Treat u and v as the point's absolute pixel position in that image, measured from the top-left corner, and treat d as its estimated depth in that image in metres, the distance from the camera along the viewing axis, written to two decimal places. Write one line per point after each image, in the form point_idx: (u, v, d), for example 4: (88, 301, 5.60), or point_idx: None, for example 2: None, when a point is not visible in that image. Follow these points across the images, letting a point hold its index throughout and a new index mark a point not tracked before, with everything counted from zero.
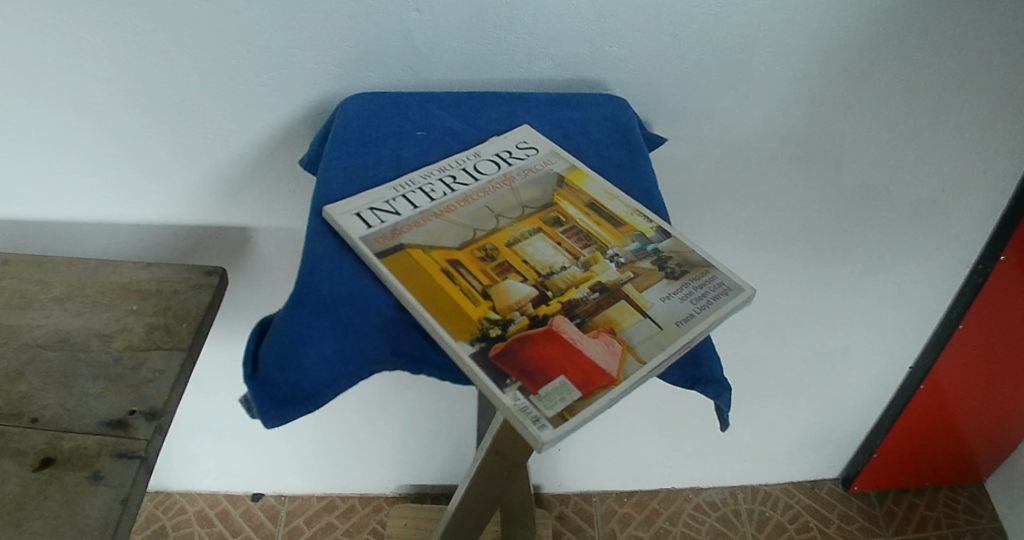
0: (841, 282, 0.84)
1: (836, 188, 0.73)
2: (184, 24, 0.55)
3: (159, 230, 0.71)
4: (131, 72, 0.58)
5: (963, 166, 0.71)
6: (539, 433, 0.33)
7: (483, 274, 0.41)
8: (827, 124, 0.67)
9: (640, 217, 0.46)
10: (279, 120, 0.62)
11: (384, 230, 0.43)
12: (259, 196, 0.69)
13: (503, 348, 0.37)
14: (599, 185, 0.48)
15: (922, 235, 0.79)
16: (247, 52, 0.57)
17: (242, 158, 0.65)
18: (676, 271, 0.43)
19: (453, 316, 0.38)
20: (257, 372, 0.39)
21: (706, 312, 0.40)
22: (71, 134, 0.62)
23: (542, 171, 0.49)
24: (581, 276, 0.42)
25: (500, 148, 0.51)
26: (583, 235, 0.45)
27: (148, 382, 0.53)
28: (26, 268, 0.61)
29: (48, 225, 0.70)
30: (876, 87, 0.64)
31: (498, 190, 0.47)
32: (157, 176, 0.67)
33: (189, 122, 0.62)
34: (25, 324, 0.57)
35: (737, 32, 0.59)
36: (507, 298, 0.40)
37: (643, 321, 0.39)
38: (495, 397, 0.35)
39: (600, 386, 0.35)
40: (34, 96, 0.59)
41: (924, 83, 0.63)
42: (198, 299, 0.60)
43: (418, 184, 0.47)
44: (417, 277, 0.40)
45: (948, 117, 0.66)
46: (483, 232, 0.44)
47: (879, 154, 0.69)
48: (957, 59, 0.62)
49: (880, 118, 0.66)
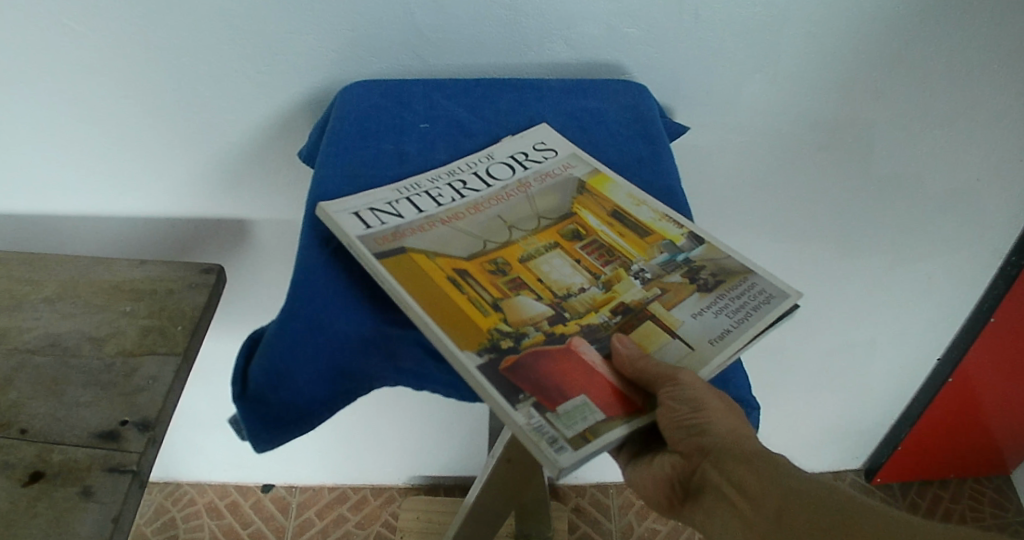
0: (870, 272, 0.80)
1: (866, 176, 0.68)
2: (171, 9, 0.52)
3: (156, 224, 0.68)
4: (114, 53, 0.54)
5: (1004, 152, 0.66)
6: (558, 457, 0.30)
7: (494, 288, 0.38)
8: (859, 109, 0.62)
9: (670, 224, 0.43)
10: (276, 109, 0.59)
11: (386, 231, 0.39)
12: (258, 188, 0.66)
13: (514, 361, 0.34)
14: (624, 189, 0.45)
15: (956, 223, 0.74)
16: (239, 40, 0.54)
17: (239, 149, 0.62)
18: (710, 282, 0.40)
19: (460, 327, 0.35)
20: (246, 390, 0.37)
21: (744, 327, 0.37)
22: (57, 124, 0.59)
23: (561, 176, 0.45)
24: (601, 298, 0.39)
25: (516, 151, 0.47)
26: (605, 250, 0.41)
27: (141, 390, 0.51)
28: (15, 266, 0.59)
29: (39, 220, 0.67)
30: (916, 68, 0.59)
31: (512, 198, 0.44)
32: (151, 170, 0.64)
33: (182, 112, 0.59)
34: (14, 327, 0.54)
35: (764, 10, 0.54)
36: (519, 314, 0.37)
37: (672, 342, 0.37)
38: (507, 414, 0.32)
39: (615, 414, 0.34)
40: (16, 86, 0.56)
41: (970, 62, 0.58)
42: (194, 299, 0.57)
43: (424, 188, 0.43)
44: (420, 282, 0.37)
45: (991, 100, 0.61)
46: (493, 244, 0.41)
47: (914, 141, 0.65)
48: (1007, 36, 0.56)
49: (916, 102, 0.61)
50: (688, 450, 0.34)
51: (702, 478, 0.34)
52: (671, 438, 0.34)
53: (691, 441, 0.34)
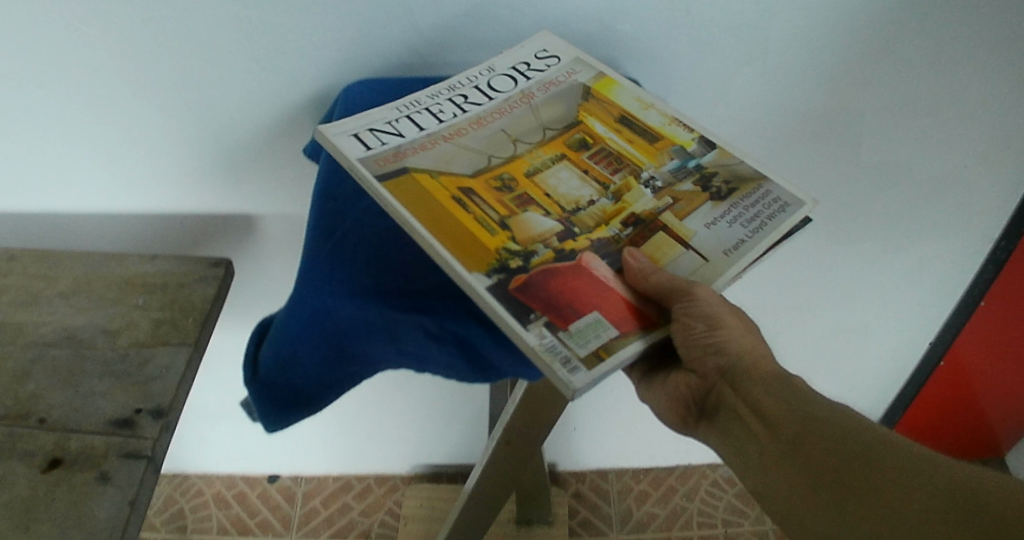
0: (863, 257, 0.81)
1: (857, 165, 0.70)
2: (178, 14, 0.53)
3: (163, 220, 0.70)
4: (124, 53, 0.56)
5: (993, 139, 0.67)
6: (570, 378, 0.33)
7: (500, 206, 0.41)
8: (850, 100, 0.64)
9: (679, 129, 0.46)
10: (281, 107, 0.60)
11: (386, 153, 0.42)
12: (263, 183, 0.67)
13: (525, 281, 0.37)
14: (630, 93, 0.48)
15: (946, 210, 0.75)
16: (244, 41, 0.55)
17: (244, 146, 0.64)
18: (722, 190, 0.43)
19: (467, 249, 0.38)
20: (258, 375, 0.44)
21: (758, 235, 0.41)
22: (67, 125, 0.61)
23: (565, 83, 0.48)
24: (611, 211, 0.42)
25: (518, 61, 0.49)
26: (613, 158, 0.45)
27: (154, 379, 0.53)
28: (28, 263, 0.60)
29: (50, 218, 0.69)
30: (903, 59, 0.60)
31: (515, 109, 0.46)
32: (158, 167, 0.65)
33: (189, 111, 0.61)
34: (31, 321, 0.56)
35: (757, 5, 0.56)
36: (530, 230, 0.40)
37: (685, 253, 0.41)
38: (520, 335, 0.35)
39: (627, 333, 0.37)
40: (26, 88, 0.58)
41: (960, 50, 0.60)
42: (204, 292, 0.59)
43: (424, 105, 0.46)
44: (423, 201, 0.40)
45: (978, 88, 0.63)
46: (498, 159, 0.43)
47: (903, 128, 0.66)
48: (994, 26, 0.58)
49: (906, 91, 0.63)
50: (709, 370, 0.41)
51: (719, 394, 0.41)
52: (694, 360, 0.41)
53: (713, 364, 0.41)
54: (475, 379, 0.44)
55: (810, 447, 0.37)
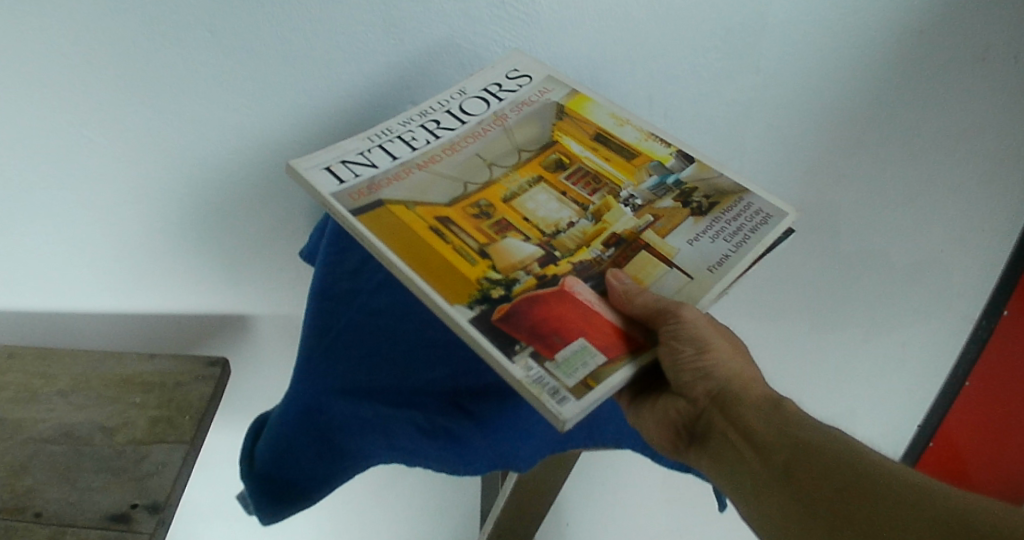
0: (846, 333, 0.88)
1: (833, 250, 0.78)
2: (200, 138, 0.55)
3: (162, 321, 0.71)
4: (139, 165, 0.56)
5: (967, 225, 0.77)
6: (560, 409, 0.35)
7: (480, 234, 0.43)
8: (824, 192, 0.73)
9: (655, 144, 0.49)
10: (289, 212, 0.65)
11: (360, 186, 0.43)
12: (263, 283, 0.71)
13: (506, 312, 0.39)
14: (604, 110, 0.50)
15: (930, 291, 0.84)
16: (261, 160, 0.59)
17: (247, 249, 0.67)
18: (703, 205, 0.46)
19: (446, 283, 0.39)
20: (256, 469, 0.52)
21: (742, 250, 0.43)
22: (67, 235, 0.60)
23: (538, 103, 0.49)
24: (591, 231, 0.44)
25: (490, 81, 0.50)
26: (591, 177, 0.47)
27: (150, 475, 0.53)
28: (28, 357, 0.60)
29: (39, 325, 0.67)
30: (873, 158, 0.70)
31: (489, 133, 0.48)
32: (162, 272, 0.66)
33: (199, 217, 0.62)
34: (29, 418, 0.55)
35: (730, 112, 0.65)
36: (511, 257, 0.42)
37: (670, 271, 0.43)
38: (506, 368, 0.36)
39: (613, 359, 0.39)
40: (29, 201, 0.56)
41: (916, 131, 0.68)
42: (201, 392, 0.60)
43: (397, 132, 0.47)
44: (400, 233, 0.41)
45: (946, 178, 0.72)
46: (474, 185, 0.45)
47: (879, 220, 0.76)
48: (949, 126, 0.68)
49: (878, 185, 0.73)
50: (699, 396, 0.44)
51: (709, 419, 0.43)
52: (684, 386, 0.44)
53: (703, 388, 0.43)
54: (454, 468, 0.53)
55: (800, 472, 0.39)
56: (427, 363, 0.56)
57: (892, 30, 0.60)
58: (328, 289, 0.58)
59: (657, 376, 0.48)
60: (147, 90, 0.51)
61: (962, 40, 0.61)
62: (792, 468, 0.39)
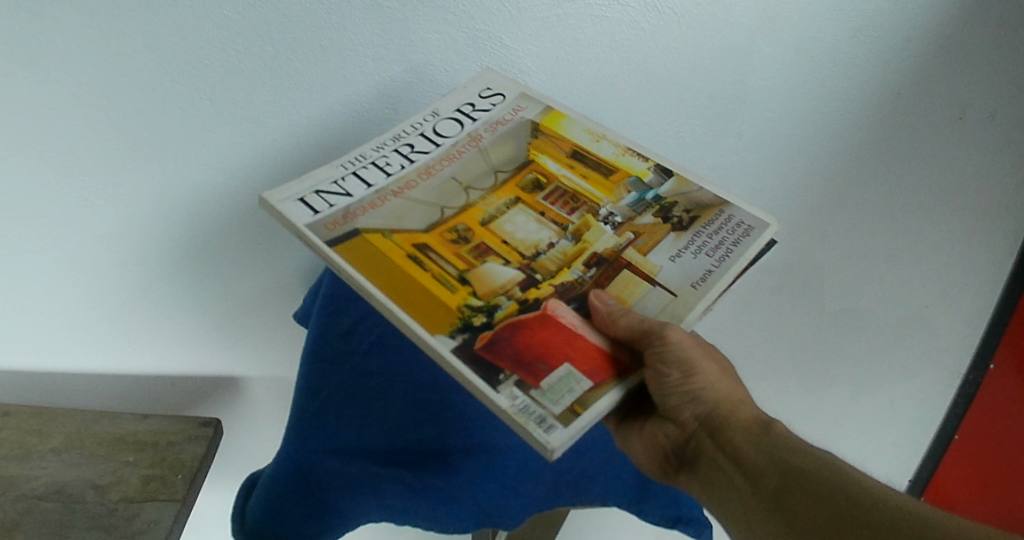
0: (824, 378, 0.96)
1: (814, 302, 0.86)
2: (208, 201, 0.58)
3: (157, 382, 0.72)
4: (150, 224, 0.58)
5: (947, 285, 0.85)
6: (548, 438, 0.36)
7: (459, 260, 0.44)
8: (807, 256, 0.80)
9: (633, 159, 0.50)
10: (289, 273, 0.67)
11: (334, 216, 0.44)
12: (259, 344, 0.73)
13: (489, 340, 0.40)
14: (579, 126, 0.51)
15: (915, 341, 0.92)
16: (265, 224, 0.62)
17: (245, 310, 0.69)
18: (684, 221, 0.48)
19: (427, 313, 0.40)
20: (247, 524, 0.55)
21: (724, 265, 0.45)
22: (67, 299, 0.61)
23: (512, 121, 0.51)
24: (572, 252, 0.46)
25: (463, 100, 0.52)
26: (568, 196, 0.49)
27: (141, 534, 0.55)
28: (22, 417, 0.59)
29: (32, 389, 0.67)
30: (851, 221, 0.77)
31: (464, 154, 0.49)
32: (160, 333, 0.68)
33: (199, 279, 0.64)
34: (23, 475, 0.56)
35: (720, 169, 0.70)
36: (492, 282, 0.44)
37: (653, 289, 0.45)
38: (491, 398, 0.37)
39: (599, 384, 0.40)
40: (33, 266, 0.58)
41: (897, 184, 0.74)
42: (193, 451, 0.61)
43: (371, 158, 0.48)
44: (378, 262, 0.42)
45: (927, 240, 0.80)
46: (451, 210, 0.47)
47: (861, 281, 0.84)
48: (924, 194, 0.75)
49: (860, 245, 0.80)
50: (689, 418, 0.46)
51: (698, 441, 0.46)
52: (675, 410, 0.47)
53: (693, 410, 0.46)
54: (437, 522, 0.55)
55: (790, 494, 0.41)
56: (417, 425, 0.58)
57: (870, 104, 0.66)
58: (320, 352, 0.60)
59: (644, 400, 0.51)
60: (171, 152, 0.54)
61: (940, 105, 0.67)
62: (783, 492, 0.42)
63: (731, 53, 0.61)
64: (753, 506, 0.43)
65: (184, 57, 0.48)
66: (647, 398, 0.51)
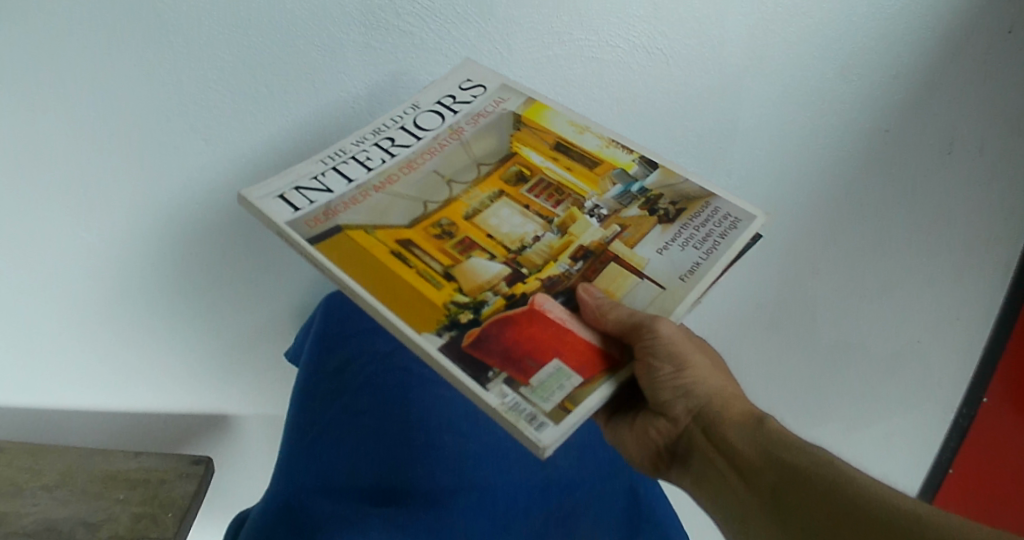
0: (817, 411, 0.96)
1: (806, 334, 0.86)
2: (207, 237, 0.59)
3: (150, 419, 0.72)
4: (151, 261, 0.59)
5: (935, 319, 0.87)
6: (538, 436, 0.37)
7: (444, 256, 0.45)
8: (797, 289, 0.81)
9: (617, 150, 0.51)
10: (284, 308, 0.68)
11: (315, 213, 0.44)
12: (253, 383, 0.73)
13: (476, 337, 0.41)
14: (562, 117, 0.52)
15: (909, 375, 0.93)
16: (263, 259, 0.63)
17: (239, 347, 0.69)
18: (671, 213, 0.49)
19: (413, 311, 0.41)
20: None
21: (711, 257, 0.47)
22: (61, 336, 0.62)
23: (494, 113, 0.51)
24: (558, 245, 0.47)
25: (444, 92, 0.52)
26: (553, 189, 0.50)
27: None
28: (16, 454, 0.60)
29: (22, 428, 0.67)
30: (839, 254, 0.79)
31: (446, 147, 0.50)
32: (154, 370, 0.68)
33: (194, 315, 0.65)
34: (14, 512, 0.56)
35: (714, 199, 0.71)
36: (479, 277, 0.45)
37: (641, 282, 0.47)
38: (481, 396, 0.38)
39: (588, 380, 0.41)
40: (29, 301, 0.58)
41: (888, 215, 0.76)
42: (185, 488, 0.61)
43: (351, 152, 0.48)
44: (360, 258, 0.43)
45: (916, 274, 0.82)
46: (434, 204, 0.48)
47: (852, 316, 0.85)
48: (910, 227, 0.78)
49: (850, 279, 0.81)
50: (682, 413, 0.48)
51: (690, 436, 0.47)
52: (667, 405, 0.48)
53: (686, 406, 0.47)
54: None
55: (786, 496, 0.42)
56: (408, 463, 0.57)
57: (856, 138, 0.69)
58: (313, 390, 0.60)
59: (635, 395, 0.52)
60: (180, 189, 0.55)
61: (931, 139, 0.69)
62: (779, 489, 0.43)
63: (723, 92, 0.63)
64: (748, 501, 0.44)
65: (200, 98, 0.51)
66: (638, 393, 0.52)
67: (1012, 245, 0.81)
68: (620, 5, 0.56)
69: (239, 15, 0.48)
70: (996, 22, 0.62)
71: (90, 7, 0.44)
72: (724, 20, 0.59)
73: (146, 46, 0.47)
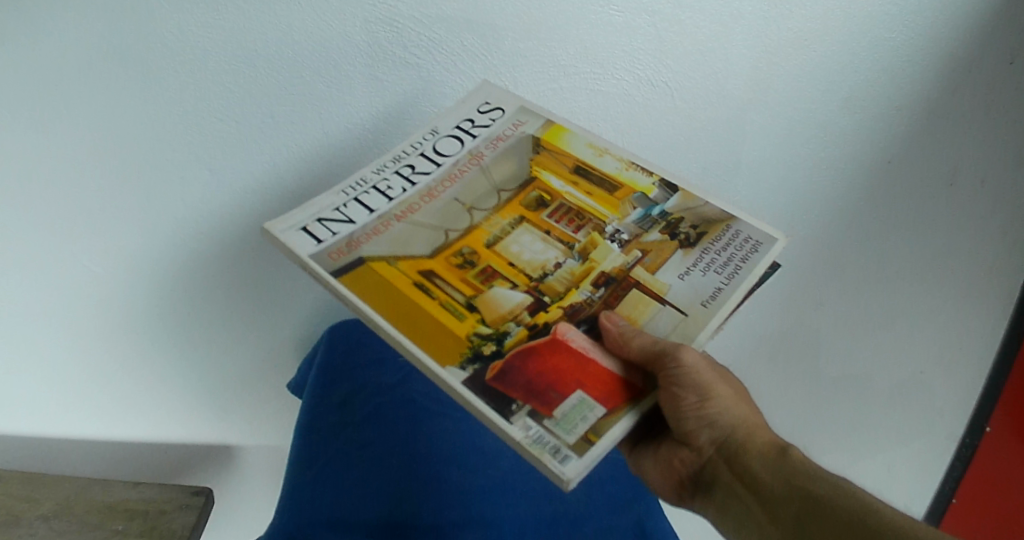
0: (820, 443, 0.95)
1: (808, 365, 0.86)
2: (212, 265, 0.59)
3: (150, 449, 0.71)
4: (154, 291, 0.59)
5: (938, 350, 0.87)
6: (563, 468, 0.37)
7: (467, 287, 0.45)
8: (799, 321, 0.81)
9: (637, 173, 0.51)
10: (285, 340, 0.68)
11: (338, 245, 0.44)
12: (252, 415, 0.73)
13: (500, 370, 0.41)
14: (581, 140, 0.52)
15: (914, 406, 0.92)
16: (265, 288, 0.63)
17: (239, 378, 0.69)
18: (693, 237, 0.49)
19: (437, 345, 0.41)
20: None
21: (734, 282, 0.47)
22: (63, 364, 0.61)
23: (512, 137, 0.51)
24: (580, 272, 0.48)
25: (462, 116, 0.52)
26: (574, 213, 0.50)
27: None
28: (14, 483, 0.59)
29: (21, 459, 0.66)
30: (840, 285, 0.79)
31: (465, 174, 0.50)
32: (157, 399, 0.67)
33: (195, 344, 0.64)
34: None
35: None
36: (501, 307, 0.45)
37: (665, 309, 0.47)
38: (506, 431, 0.38)
39: (611, 411, 0.41)
40: (32, 329, 0.58)
41: (889, 246, 0.76)
42: (184, 521, 0.59)
43: (372, 181, 0.48)
44: (383, 291, 0.43)
45: (918, 304, 0.82)
46: (455, 233, 0.48)
47: (854, 347, 0.85)
48: (912, 257, 0.78)
49: (852, 309, 0.81)
50: (708, 443, 0.47)
51: (715, 467, 0.47)
52: (692, 436, 0.47)
53: (711, 436, 0.47)
54: None
55: (810, 526, 0.42)
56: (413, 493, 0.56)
57: (855, 170, 0.69)
58: (317, 419, 0.60)
59: (656, 423, 0.52)
60: (187, 217, 0.55)
61: (929, 170, 0.70)
62: (802, 524, 0.42)
63: (723, 124, 0.64)
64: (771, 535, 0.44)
65: (208, 127, 0.51)
66: (659, 422, 0.52)
67: (1014, 276, 0.82)
68: (626, 38, 0.57)
69: (248, 47, 0.49)
70: (992, 57, 0.63)
71: (104, 39, 0.45)
72: (726, 53, 0.60)
73: (156, 79, 0.48)
